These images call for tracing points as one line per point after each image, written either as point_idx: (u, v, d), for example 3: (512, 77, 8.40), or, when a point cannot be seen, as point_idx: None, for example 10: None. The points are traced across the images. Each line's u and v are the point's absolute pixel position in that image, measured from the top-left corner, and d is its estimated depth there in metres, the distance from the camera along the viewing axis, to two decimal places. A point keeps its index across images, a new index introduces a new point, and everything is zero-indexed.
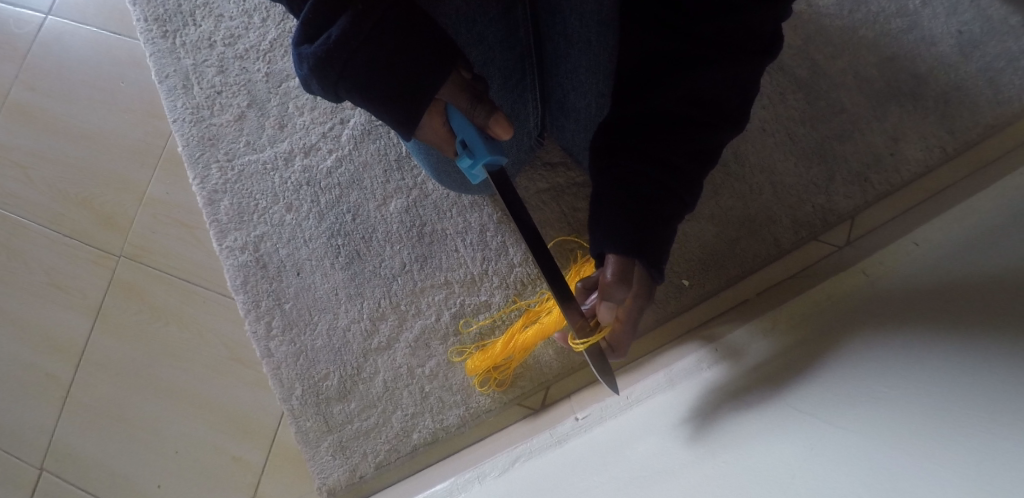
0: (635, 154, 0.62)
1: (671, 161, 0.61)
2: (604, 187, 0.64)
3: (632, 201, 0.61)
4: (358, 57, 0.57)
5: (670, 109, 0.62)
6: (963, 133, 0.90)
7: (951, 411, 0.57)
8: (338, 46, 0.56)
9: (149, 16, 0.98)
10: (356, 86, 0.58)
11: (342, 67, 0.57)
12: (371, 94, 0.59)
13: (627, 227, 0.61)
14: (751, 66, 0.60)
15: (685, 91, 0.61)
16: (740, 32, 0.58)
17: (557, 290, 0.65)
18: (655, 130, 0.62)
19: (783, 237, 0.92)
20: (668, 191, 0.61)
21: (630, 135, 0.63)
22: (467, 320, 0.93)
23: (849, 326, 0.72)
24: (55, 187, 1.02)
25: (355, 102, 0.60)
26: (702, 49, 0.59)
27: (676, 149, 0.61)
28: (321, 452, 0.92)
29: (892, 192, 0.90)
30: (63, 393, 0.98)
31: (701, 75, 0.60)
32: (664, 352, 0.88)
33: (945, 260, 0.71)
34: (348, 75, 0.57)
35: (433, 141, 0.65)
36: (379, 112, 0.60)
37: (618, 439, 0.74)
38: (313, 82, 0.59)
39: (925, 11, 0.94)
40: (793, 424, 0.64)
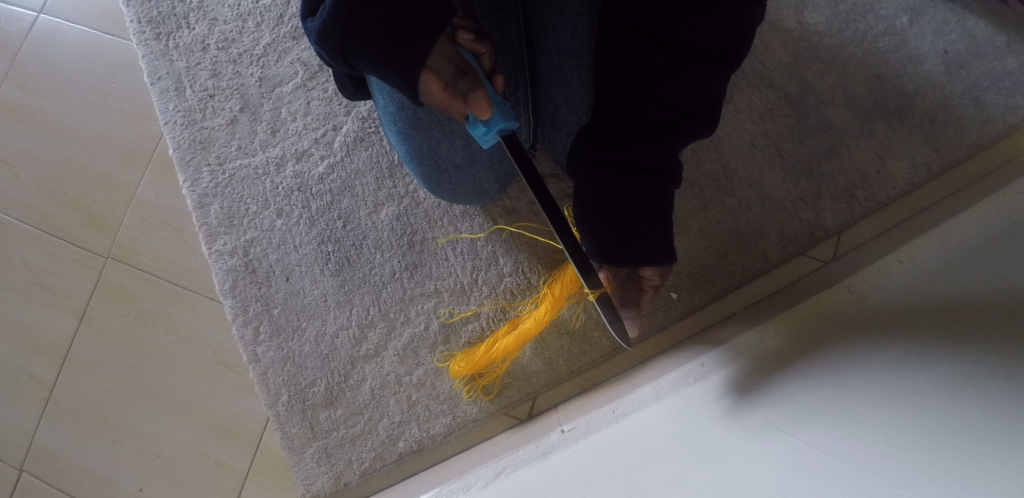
0: (627, 168, 0.65)
1: (660, 168, 0.64)
2: (602, 201, 0.67)
3: (633, 212, 0.66)
4: (355, 24, 0.56)
5: (647, 116, 0.64)
6: (948, 151, 0.91)
7: (927, 421, 0.58)
8: (334, 17, 0.56)
9: (143, 18, 0.98)
10: (360, 54, 0.58)
11: (343, 38, 0.57)
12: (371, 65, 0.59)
13: (640, 235, 0.66)
14: (722, 75, 0.62)
15: (660, 99, 0.63)
16: (716, 42, 0.60)
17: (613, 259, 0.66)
18: (642, 141, 0.64)
19: (771, 251, 0.93)
20: (662, 193, 0.66)
21: (617, 145, 0.65)
22: (447, 309, 0.93)
23: (833, 342, 0.73)
24: (43, 186, 1.01)
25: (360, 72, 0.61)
26: (676, 58, 0.61)
27: (659, 154, 0.64)
28: (306, 459, 0.92)
29: (878, 209, 0.92)
30: (46, 394, 0.97)
31: (677, 83, 0.62)
32: (650, 364, 0.89)
33: (926, 280, 0.72)
34: (350, 43, 0.57)
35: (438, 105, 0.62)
36: (386, 80, 0.60)
37: (605, 452, 0.75)
38: (324, 55, 0.60)
39: (912, 30, 0.95)
40: (773, 438, 0.65)
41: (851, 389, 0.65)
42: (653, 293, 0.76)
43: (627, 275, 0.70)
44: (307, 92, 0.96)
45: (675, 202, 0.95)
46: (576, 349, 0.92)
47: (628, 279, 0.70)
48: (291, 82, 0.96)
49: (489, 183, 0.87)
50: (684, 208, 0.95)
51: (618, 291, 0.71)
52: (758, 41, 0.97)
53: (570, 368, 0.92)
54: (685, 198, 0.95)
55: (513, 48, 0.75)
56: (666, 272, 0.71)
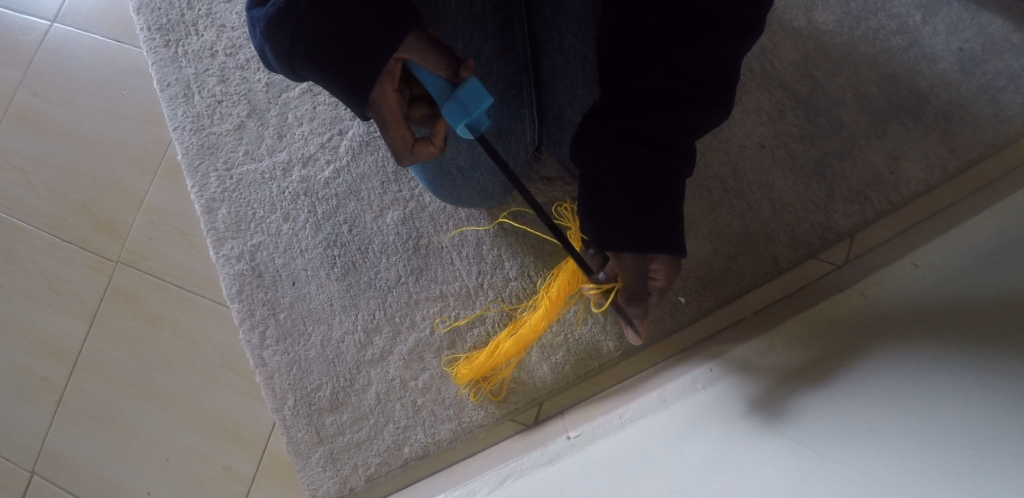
0: (638, 142, 0.61)
1: (671, 143, 0.62)
2: (608, 178, 0.63)
3: (644, 191, 0.62)
4: (311, 20, 0.54)
5: (656, 87, 0.61)
6: (964, 151, 0.89)
7: (953, 436, 0.55)
8: (289, 7, 0.53)
9: (153, 25, 1.00)
10: (311, 53, 0.56)
11: (294, 31, 0.55)
12: (324, 62, 0.57)
13: (651, 217, 0.63)
14: (733, 48, 0.60)
15: (672, 67, 0.59)
16: (729, 13, 0.58)
17: (624, 235, 0.64)
18: (653, 114, 0.61)
19: (781, 255, 0.91)
20: (673, 172, 0.63)
21: (625, 118, 0.62)
22: (441, 318, 0.93)
23: (843, 349, 0.71)
24: (55, 192, 1.02)
25: (307, 71, 0.58)
26: (685, 27, 0.59)
27: (672, 129, 0.61)
28: (312, 463, 0.91)
29: (893, 211, 0.89)
30: (57, 397, 0.99)
31: (689, 51, 0.59)
32: (658, 369, 0.88)
33: (940, 283, 0.70)
34: (301, 40, 0.55)
35: (394, 114, 0.62)
36: (330, 82, 0.58)
37: (611, 460, 0.73)
38: (267, 49, 0.57)
39: (925, 28, 0.93)
40: (779, 447, 0.63)
41: (854, 403, 0.63)
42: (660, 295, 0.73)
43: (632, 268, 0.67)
44: (314, 97, 0.97)
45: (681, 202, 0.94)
46: (583, 354, 0.91)
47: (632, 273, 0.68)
48: (297, 87, 0.97)
49: (495, 189, 0.87)
50: (691, 210, 0.93)
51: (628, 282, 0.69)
52: (767, 41, 0.95)
53: (577, 374, 0.91)
54: (692, 200, 0.93)
55: (516, 48, 0.75)
56: (670, 272, 0.69)
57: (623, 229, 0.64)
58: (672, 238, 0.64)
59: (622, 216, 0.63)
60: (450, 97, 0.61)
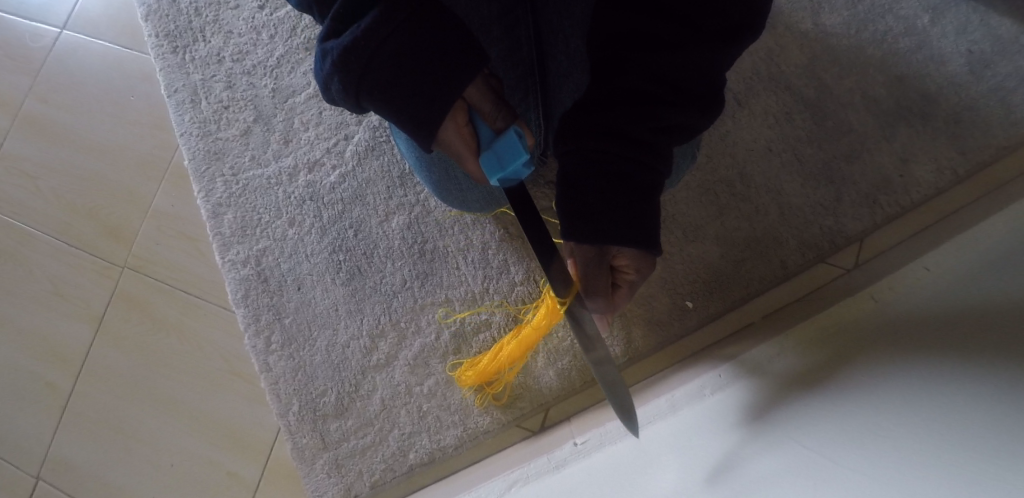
0: (606, 135, 0.63)
1: (644, 140, 0.63)
2: (577, 170, 0.64)
3: (613, 185, 0.63)
4: (387, 49, 0.54)
5: (633, 86, 0.62)
6: (974, 153, 0.88)
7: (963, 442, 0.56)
8: (367, 35, 0.53)
9: (160, 32, 1.00)
10: (382, 83, 0.55)
11: (369, 59, 0.54)
12: (395, 94, 0.56)
13: (618, 210, 0.63)
14: (719, 53, 0.61)
15: (652, 71, 0.61)
16: (714, 18, 0.59)
17: (590, 225, 0.64)
18: (627, 110, 0.62)
19: (790, 259, 0.90)
20: (643, 167, 0.63)
21: (597, 114, 0.63)
22: (445, 309, 0.92)
23: (857, 352, 0.70)
24: (63, 198, 1.03)
25: (372, 103, 0.57)
26: (674, 33, 0.60)
27: (641, 125, 0.62)
28: (317, 470, 0.91)
29: (902, 214, 0.89)
30: (62, 402, 0.99)
31: (672, 56, 0.60)
32: (665, 374, 0.87)
33: (956, 285, 0.68)
34: (375, 69, 0.54)
35: (452, 150, 0.61)
36: (391, 114, 0.57)
37: (618, 467, 0.72)
38: (334, 80, 0.55)
39: (934, 30, 0.92)
40: (790, 452, 0.63)
41: (866, 406, 0.63)
42: (630, 289, 0.73)
43: (596, 257, 0.66)
44: (319, 102, 0.97)
45: (688, 207, 0.93)
46: (590, 360, 0.90)
47: (599, 262, 0.66)
48: (303, 93, 0.97)
49: (499, 194, 0.85)
50: (698, 214, 0.93)
51: (586, 276, 0.67)
52: (774, 44, 0.95)
53: (583, 379, 0.90)
54: (698, 203, 0.93)
55: (522, 52, 0.74)
56: (641, 267, 0.68)
57: (589, 215, 0.64)
58: (642, 233, 0.64)
59: (586, 204, 0.63)
60: (490, 145, 0.60)
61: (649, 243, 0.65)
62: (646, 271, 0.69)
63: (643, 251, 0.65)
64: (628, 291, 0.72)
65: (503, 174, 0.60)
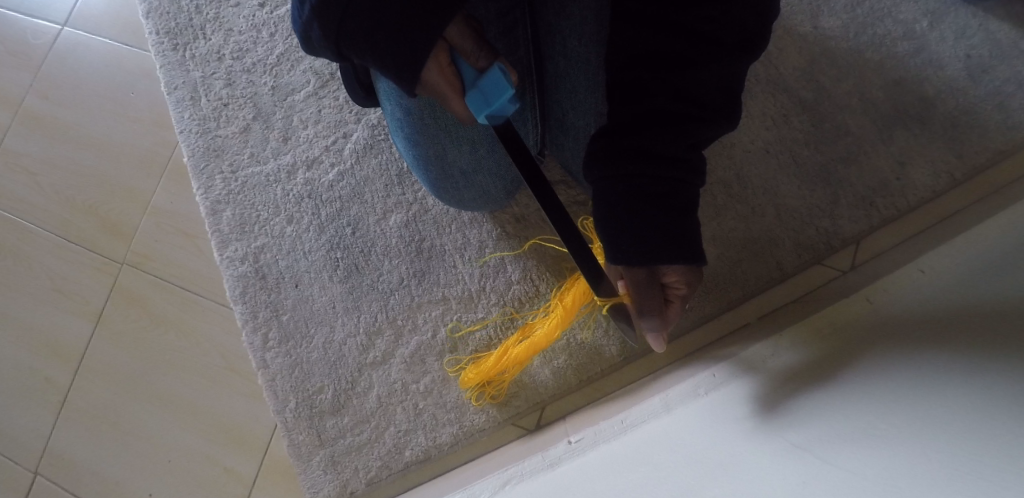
0: (642, 158, 0.62)
1: (680, 158, 0.62)
2: (618, 196, 0.63)
3: (652, 204, 0.61)
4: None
5: (660, 107, 0.62)
6: (971, 157, 0.89)
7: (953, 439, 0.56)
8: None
9: (161, 29, 1.01)
10: (357, 26, 0.56)
11: (347, 1, 0.55)
12: (371, 36, 0.56)
13: (662, 228, 0.61)
14: (740, 63, 0.61)
15: (675, 88, 0.62)
16: (731, 31, 0.60)
17: (632, 247, 0.63)
18: (659, 130, 0.62)
19: (786, 260, 0.90)
20: (685, 185, 0.62)
21: (628, 137, 0.63)
22: (455, 323, 0.92)
23: (850, 354, 0.70)
24: (63, 194, 1.04)
25: (350, 49, 0.58)
26: (689, 47, 0.61)
27: (676, 143, 0.61)
28: (313, 466, 0.91)
29: (898, 217, 0.89)
30: (61, 397, 0.99)
31: (694, 73, 0.61)
32: (660, 375, 0.87)
33: (950, 287, 0.68)
34: (351, 12, 0.56)
35: (437, 91, 0.60)
36: (370, 58, 0.58)
37: (611, 465, 0.72)
38: (313, 27, 0.58)
39: (932, 34, 0.92)
40: (781, 450, 0.63)
41: (858, 406, 0.63)
42: (683, 303, 0.70)
43: (644, 277, 0.65)
44: (319, 101, 0.97)
45: None
46: (586, 359, 0.91)
47: (647, 281, 0.65)
48: (302, 91, 0.98)
49: (496, 190, 0.86)
50: None
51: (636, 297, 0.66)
52: (772, 46, 0.95)
53: (579, 378, 0.90)
54: None
55: (519, 54, 0.73)
56: (692, 280, 0.65)
57: (632, 237, 0.63)
58: (689, 248, 0.62)
59: (628, 229, 0.62)
60: (474, 85, 0.58)
61: (694, 255, 0.62)
62: (698, 282, 0.66)
63: (695, 265, 0.63)
64: (681, 305, 0.69)
65: (489, 111, 0.59)
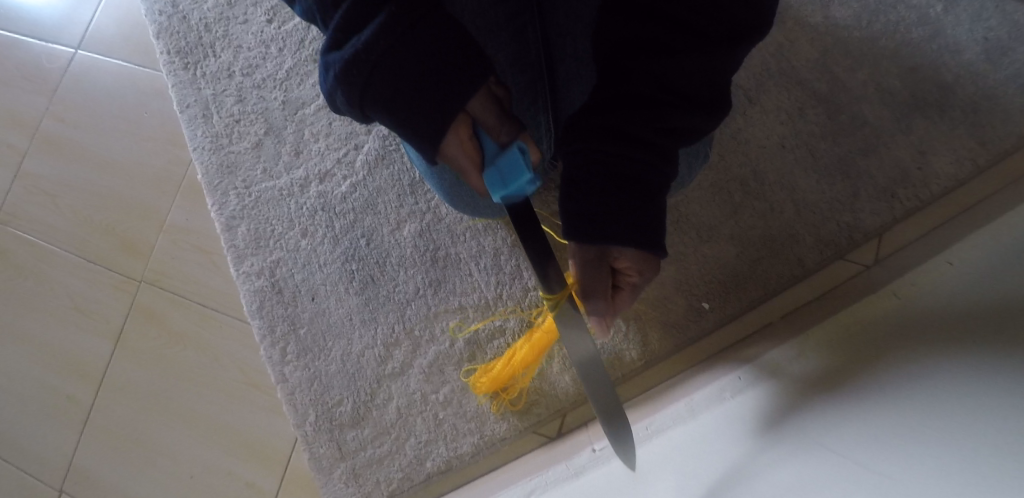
0: (614, 139, 0.60)
1: (650, 143, 0.61)
2: (582, 170, 0.61)
3: (617, 186, 0.60)
4: (388, 62, 0.52)
5: (639, 92, 0.60)
6: (994, 143, 0.86)
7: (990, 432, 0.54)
8: (369, 48, 0.52)
9: (172, 48, 1.02)
10: (383, 97, 0.53)
11: (371, 73, 0.52)
12: (397, 112, 0.54)
13: (620, 210, 0.60)
14: (727, 56, 0.60)
15: (656, 77, 0.60)
16: (721, 25, 0.58)
17: (585, 220, 0.61)
18: (634, 113, 0.60)
19: (807, 256, 0.88)
20: (653, 170, 0.61)
21: (599, 115, 0.61)
22: (457, 324, 0.92)
23: (879, 350, 0.68)
24: (81, 215, 1.05)
25: (379, 119, 0.55)
26: (677, 37, 0.59)
27: (650, 128, 0.60)
28: (335, 480, 0.91)
29: (922, 208, 0.86)
30: (84, 417, 1.00)
31: (678, 63, 0.59)
32: (683, 378, 0.85)
33: (982, 276, 0.66)
34: (376, 82, 0.53)
35: (456, 165, 0.59)
36: (397, 130, 0.56)
37: (639, 472, 0.71)
38: (338, 93, 0.54)
39: (948, 19, 0.90)
40: (809, 454, 0.61)
41: (888, 406, 0.61)
42: (633, 293, 0.70)
43: (595, 258, 0.63)
44: (328, 113, 0.97)
45: (702, 206, 0.91)
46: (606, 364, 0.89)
47: (598, 263, 0.64)
48: (313, 104, 0.98)
49: None
50: (711, 214, 0.91)
51: (584, 278, 0.64)
52: (784, 39, 0.93)
53: None
54: (712, 203, 0.91)
55: (530, 58, 0.73)
56: (644, 270, 0.65)
57: (589, 210, 0.61)
58: (649, 237, 0.61)
59: (584, 202, 0.61)
60: (494, 163, 0.58)
61: (651, 242, 0.61)
62: (649, 273, 0.66)
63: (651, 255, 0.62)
64: (631, 293, 0.69)
65: (506, 191, 0.59)
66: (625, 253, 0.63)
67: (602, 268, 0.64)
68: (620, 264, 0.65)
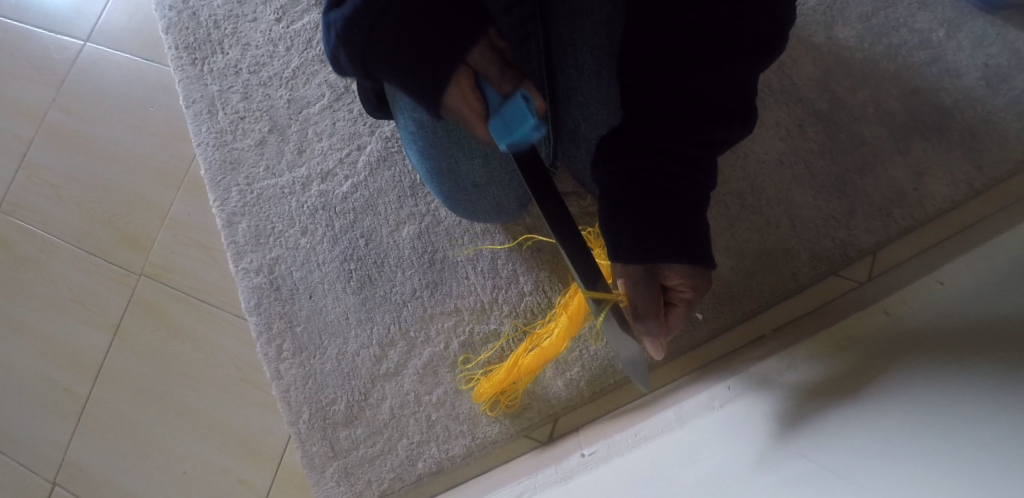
0: (648, 153, 0.62)
1: (685, 155, 0.61)
2: (620, 188, 0.63)
3: (656, 201, 0.61)
4: (387, 20, 0.57)
5: (668, 108, 0.62)
6: (990, 168, 0.87)
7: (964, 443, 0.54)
8: (367, 4, 0.56)
9: (180, 44, 1.02)
10: (381, 54, 0.58)
11: (369, 27, 0.57)
12: (395, 63, 0.57)
13: (664, 226, 0.61)
14: (752, 66, 0.61)
15: (683, 89, 0.61)
16: (744, 33, 0.59)
17: (630, 239, 0.62)
18: (667, 127, 0.62)
19: (801, 271, 0.89)
20: (689, 182, 0.62)
21: (634, 132, 0.63)
22: (466, 356, 0.92)
23: (866, 371, 0.68)
24: (84, 205, 1.05)
25: (379, 74, 0.59)
26: (701, 49, 0.60)
27: (684, 141, 0.61)
28: (326, 478, 0.91)
29: (916, 228, 0.88)
30: (79, 406, 1.00)
31: (704, 73, 0.60)
32: (675, 389, 0.86)
33: (971, 300, 0.67)
34: (376, 38, 0.57)
35: (461, 118, 0.59)
36: (396, 84, 0.59)
37: (625, 477, 0.72)
38: (341, 51, 0.59)
39: (949, 44, 0.91)
40: (797, 467, 0.61)
41: (869, 424, 0.61)
42: (687, 311, 0.68)
43: (644, 274, 0.63)
44: (333, 113, 0.98)
45: None
46: (598, 369, 0.90)
47: (648, 280, 0.63)
48: (317, 104, 0.99)
49: (511, 204, 0.86)
50: (708, 227, 0.92)
51: (635, 296, 0.64)
52: (786, 56, 0.95)
53: (593, 390, 0.90)
54: (709, 216, 0.92)
55: None
56: (697, 283, 0.64)
57: (634, 229, 0.62)
58: (694, 250, 0.61)
59: (632, 221, 0.62)
60: (497, 111, 0.56)
61: (698, 253, 0.62)
62: (703, 286, 0.64)
63: (698, 266, 0.62)
64: (684, 312, 0.67)
65: (512, 139, 0.56)
66: (672, 267, 0.62)
67: (650, 285, 0.63)
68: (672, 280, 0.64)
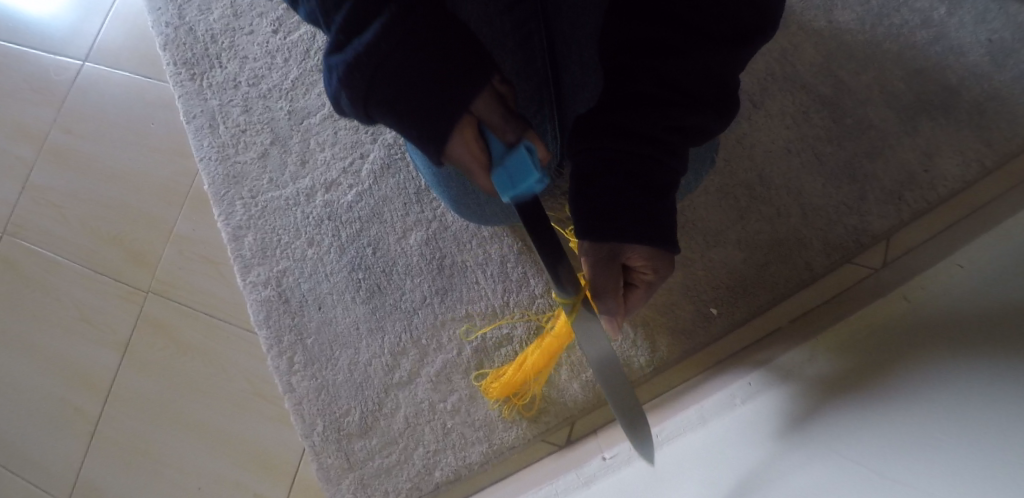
0: (618, 136, 0.61)
1: (657, 139, 0.61)
2: (591, 169, 0.62)
3: (627, 182, 0.61)
4: (390, 64, 0.49)
5: (645, 92, 0.61)
6: (1001, 145, 0.86)
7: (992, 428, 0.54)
8: (370, 50, 0.48)
9: (178, 60, 1.02)
10: (386, 101, 0.50)
11: (371, 74, 0.49)
12: (404, 110, 0.50)
13: (632, 209, 0.61)
14: (731, 55, 0.61)
15: (661, 75, 0.61)
16: (724, 23, 0.59)
17: (597, 220, 0.61)
18: (641, 111, 0.61)
19: (815, 261, 0.88)
20: (660, 165, 0.62)
21: (609, 115, 0.62)
22: (468, 327, 0.92)
23: (890, 357, 0.67)
24: (88, 226, 1.05)
25: (382, 122, 0.51)
26: (682, 37, 0.60)
27: (657, 125, 0.61)
28: (343, 490, 0.90)
29: (929, 210, 0.86)
30: (92, 428, 0.99)
31: (682, 61, 0.60)
32: (693, 385, 0.85)
33: (992, 277, 0.66)
34: (381, 83, 0.49)
35: (461, 166, 0.53)
36: (401, 130, 0.52)
37: (648, 477, 0.71)
38: (343, 95, 0.50)
39: (951, 21, 0.90)
40: (826, 461, 0.60)
41: (898, 411, 0.60)
42: (647, 291, 0.69)
43: (608, 256, 0.63)
44: (334, 122, 0.98)
45: (709, 211, 0.91)
46: None
47: (610, 262, 0.63)
48: (318, 114, 0.98)
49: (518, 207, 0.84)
50: (718, 220, 0.91)
51: (597, 277, 0.64)
52: (787, 42, 0.94)
53: None
54: (718, 208, 0.91)
55: (534, 65, 0.67)
56: (660, 268, 0.65)
57: (602, 211, 0.61)
58: (661, 234, 0.61)
59: (599, 201, 0.61)
60: (501, 162, 0.52)
61: (664, 237, 0.62)
62: (665, 272, 0.65)
63: (664, 251, 0.62)
64: (645, 293, 0.69)
65: (516, 192, 0.53)
66: (635, 251, 0.63)
67: (615, 267, 0.63)
68: (635, 263, 0.65)
